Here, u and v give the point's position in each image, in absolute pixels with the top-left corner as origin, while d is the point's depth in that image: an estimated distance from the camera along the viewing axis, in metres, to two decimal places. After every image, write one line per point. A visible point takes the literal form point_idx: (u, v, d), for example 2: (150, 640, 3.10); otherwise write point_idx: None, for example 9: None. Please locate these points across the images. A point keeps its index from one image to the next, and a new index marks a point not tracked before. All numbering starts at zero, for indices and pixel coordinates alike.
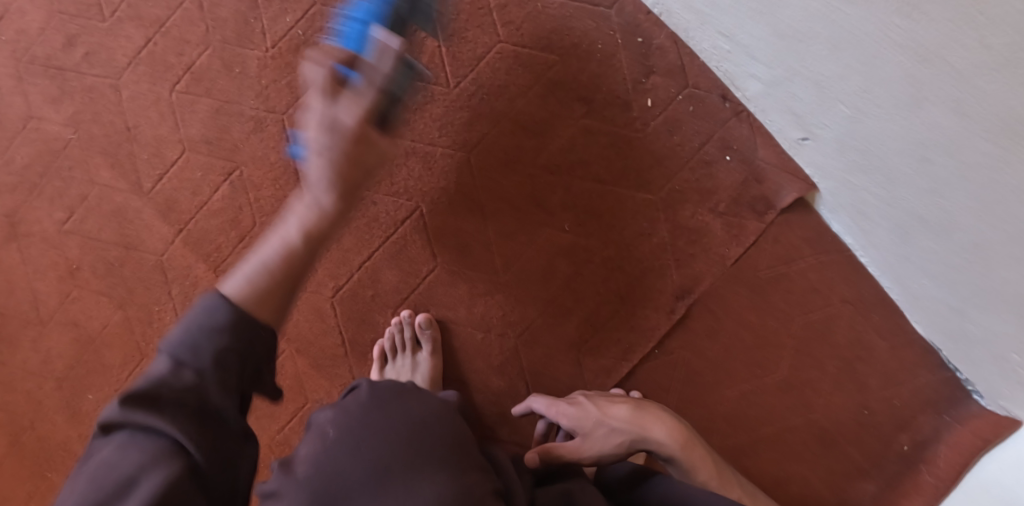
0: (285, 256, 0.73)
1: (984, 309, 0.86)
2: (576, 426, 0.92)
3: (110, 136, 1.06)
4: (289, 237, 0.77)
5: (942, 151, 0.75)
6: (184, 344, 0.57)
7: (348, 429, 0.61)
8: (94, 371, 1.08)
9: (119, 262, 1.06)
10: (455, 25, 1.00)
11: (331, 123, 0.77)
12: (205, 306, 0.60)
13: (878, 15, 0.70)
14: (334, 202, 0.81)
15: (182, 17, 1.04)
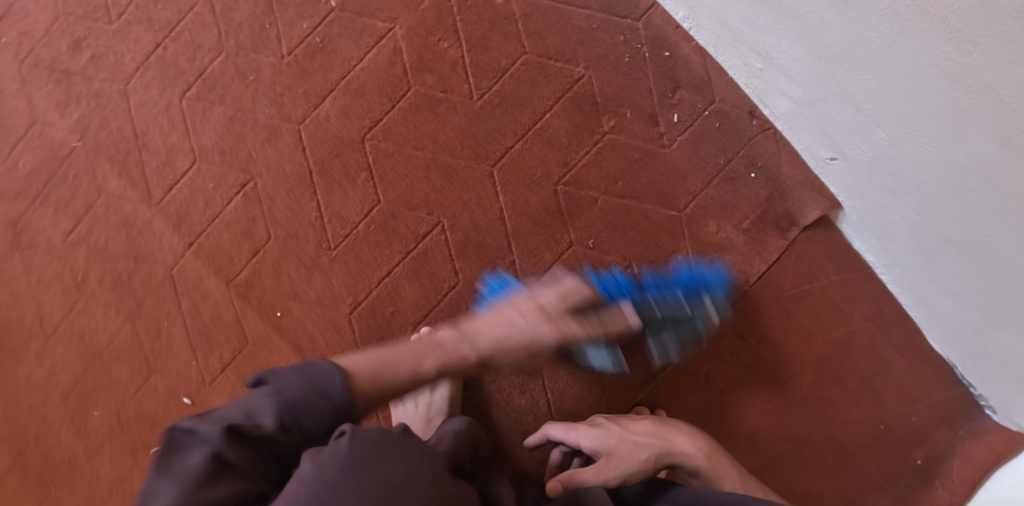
0: (413, 374, 0.73)
1: (1010, 336, 0.85)
2: (598, 445, 0.89)
3: (119, 144, 1.02)
4: (420, 368, 0.74)
5: (983, 182, 0.74)
6: (293, 400, 0.59)
7: (317, 491, 0.54)
8: (101, 386, 1.04)
9: (128, 274, 1.02)
10: (479, 34, 0.98)
11: (510, 327, 0.83)
12: (324, 372, 0.63)
13: (932, 49, 0.69)
14: (481, 356, 0.81)
15: (195, 21, 1.01)
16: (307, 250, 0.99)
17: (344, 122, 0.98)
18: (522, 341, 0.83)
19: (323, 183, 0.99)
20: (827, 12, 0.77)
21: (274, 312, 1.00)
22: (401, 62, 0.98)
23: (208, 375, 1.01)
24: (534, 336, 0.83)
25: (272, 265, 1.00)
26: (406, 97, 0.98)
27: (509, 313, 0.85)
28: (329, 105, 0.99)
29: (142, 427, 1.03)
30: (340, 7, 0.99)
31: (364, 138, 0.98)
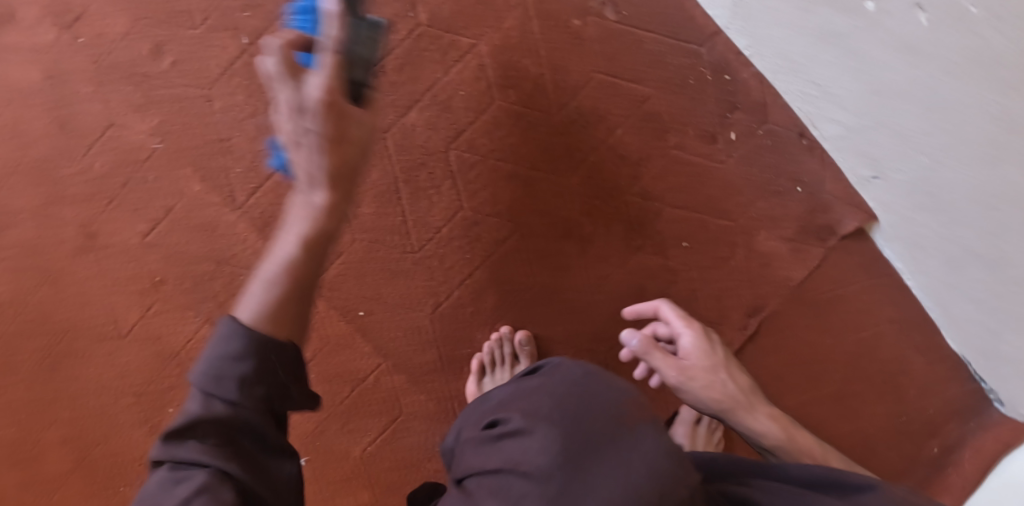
0: (307, 251, 0.61)
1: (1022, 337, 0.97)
2: (691, 351, 0.85)
3: (202, 148, 1.04)
4: (314, 207, 0.61)
5: (1012, 205, 0.86)
6: (206, 373, 0.55)
7: (572, 385, 0.64)
8: (177, 385, 1.06)
9: (209, 276, 1.04)
10: (559, 55, 1.05)
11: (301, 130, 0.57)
12: (218, 330, 0.56)
13: (982, 92, 0.80)
14: (338, 192, 0.61)
15: (282, 29, 1.04)
16: (392, 254, 1.04)
17: (429, 133, 1.04)
18: (301, 148, 0.58)
19: (409, 190, 1.04)
20: (887, 55, 0.87)
21: (357, 312, 1.04)
22: (485, 78, 1.04)
23: None
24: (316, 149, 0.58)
25: (356, 268, 1.04)
26: (489, 111, 1.04)
27: (285, 130, 0.58)
28: (416, 116, 1.04)
29: None
30: (428, 23, 1.03)
31: (449, 149, 1.04)
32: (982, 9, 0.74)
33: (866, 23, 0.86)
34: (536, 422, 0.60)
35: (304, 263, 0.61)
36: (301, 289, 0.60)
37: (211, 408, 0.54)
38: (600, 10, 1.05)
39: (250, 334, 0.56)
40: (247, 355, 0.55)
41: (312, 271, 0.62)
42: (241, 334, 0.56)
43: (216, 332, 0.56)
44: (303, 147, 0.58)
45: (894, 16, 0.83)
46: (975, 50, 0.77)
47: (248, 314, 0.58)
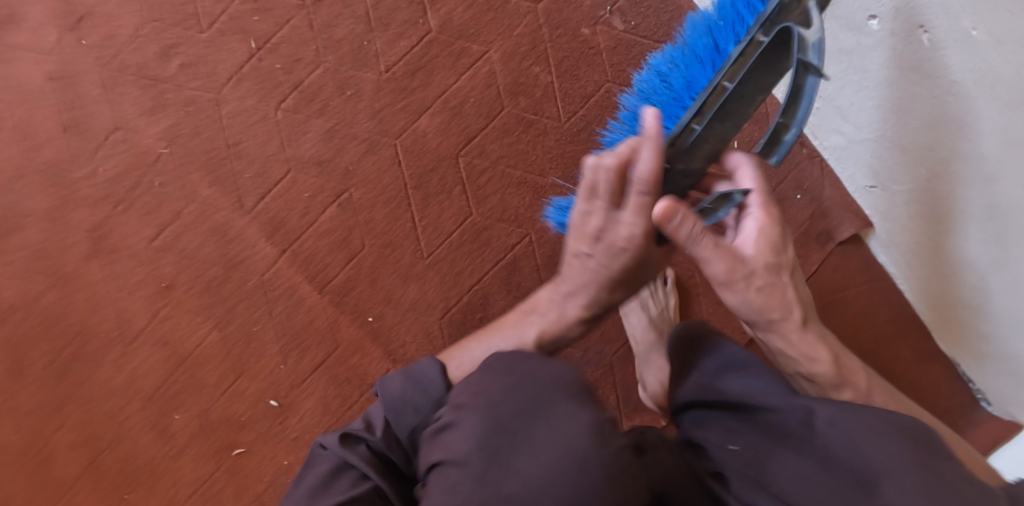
0: (517, 353, 0.76)
1: (1008, 343, 1.01)
2: (751, 234, 0.66)
3: (211, 153, 1.04)
4: (524, 338, 0.76)
5: (1005, 217, 0.89)
6: (395, 399, 0.65)
7: (502, 372, 0.60)
8: (185, 390, 1.05)
9: (218, 281, 1.04)
10: (569, 63, 1.06)
11: (590, 267, 0.71)
12: (423, 370, 0.68)
13: (980, 110, 0.83)
14: (587, 310, 0.76)
15: (293, 34, 1.04)
16: (404, 259, 1.04)
17: (440, 139, 1.04)
18: (591, 268, 0.71)
19: (419, 196, 1.04)
20: (892, 72, 0.90)
21: (367, 317, 1.05)
22: (496, 85, 1.05)
23: (299, 378, 1.05)
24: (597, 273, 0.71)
25: (368, 272, 1.04)
26: (500, 117, 1.05)
27: (574, 245, 0.72)
28: (427, 121, 1.04)
29: (229, 430, 1.05)
30: (439, 29, 1.05)
31: (459, 155, 1.04)
32: (983, 32, 0.78)
33: (871, 42, 0.90)
34: (463, 411, 0.58)
35: (524, 344, 0.76)
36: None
37: (394, 430, 0.64)
38: (608, 19, 1.07)
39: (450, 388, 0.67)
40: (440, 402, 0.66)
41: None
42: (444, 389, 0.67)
43: (418, 368, 0.68)
44: (627, 250, 0.67)
45: (898, 35, 0.86)
46: (975, 70, 0.81)
47: (458, 373, 0.71)
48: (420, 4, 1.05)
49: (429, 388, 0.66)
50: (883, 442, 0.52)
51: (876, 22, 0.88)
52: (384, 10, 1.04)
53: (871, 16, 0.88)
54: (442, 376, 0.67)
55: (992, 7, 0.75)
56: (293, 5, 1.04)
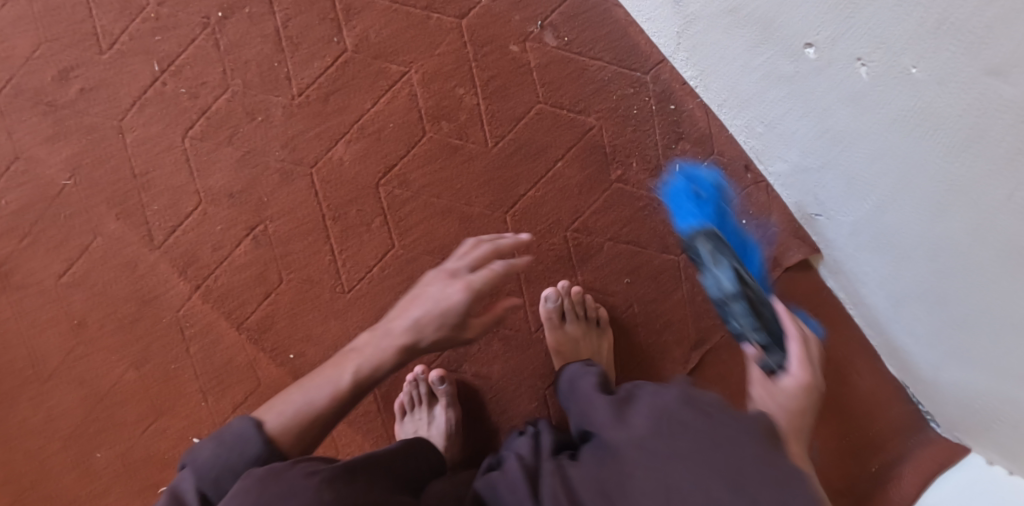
0: (331, 401, 0.67)
1: (957, 374, 0.97)
2: (794, 358, 0.73)
3: (117, 184, 0.98)
4: (339, 381, 0.68)
5: (950, 257, 0.84)
6: (204, 472, 0.61)
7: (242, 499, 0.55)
8: (103, 430, 1.01)
9: (131, 319, 0.99)
10: (496, 82, 0.99)
11: (423, 307, 0.70)
12: (240, 431, 0.63)
13: (922, 150, 0.77)
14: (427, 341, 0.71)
15: (197, 55, 0.97)
16: (323, 294, 0.99)
17: (358, 167, 0.98)
18: (407, 318, 0.71)
19: (338, 228, 0.99)
20: (832, 104, 0.83)
21: (288, 354, 1.00)
22: (417, 109, 0.98)
23: (221, 416, 1.01)
24: (426, 314, 0.70)
25: (286, 309, 1.00)
26: (422, 144, 0.99)
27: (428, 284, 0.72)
28: (343, 149, 0.98)
29: (150, 471, 1.01)
30: (355, 48, 0.97)
31: (379, 185, 0.99)
32: (923, 70, 0.70)
33: (809, 69, 0.82)
34: None
35: (342, 393, 0.68)
36: (322, 420, 0.66)
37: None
38: (539, 34, 0.99)
39: (269, 443, 0.62)
40: (258, 462, 0.61)
41: (331, 418, 0.67)
42: (260, 446, 0.62)
43: (232, 430, 0.63)
44: (465, 278, 0.70)
45: (836, 66, 0.78)
46: (916, 109, 0.74)
47: (274, 424, 0.64)
48: (334, 20, 0.97)
49: (242, 451, 0.61)
50: (689, 445, 0.55)
51: (812, 49, 0.80)
52: (294, 27, 0.97)
53: (807, 44, 0.80)
54: (256, 436, 0.62)
55: (932, 45, 0.67)
56: (197, 23, 0.97)
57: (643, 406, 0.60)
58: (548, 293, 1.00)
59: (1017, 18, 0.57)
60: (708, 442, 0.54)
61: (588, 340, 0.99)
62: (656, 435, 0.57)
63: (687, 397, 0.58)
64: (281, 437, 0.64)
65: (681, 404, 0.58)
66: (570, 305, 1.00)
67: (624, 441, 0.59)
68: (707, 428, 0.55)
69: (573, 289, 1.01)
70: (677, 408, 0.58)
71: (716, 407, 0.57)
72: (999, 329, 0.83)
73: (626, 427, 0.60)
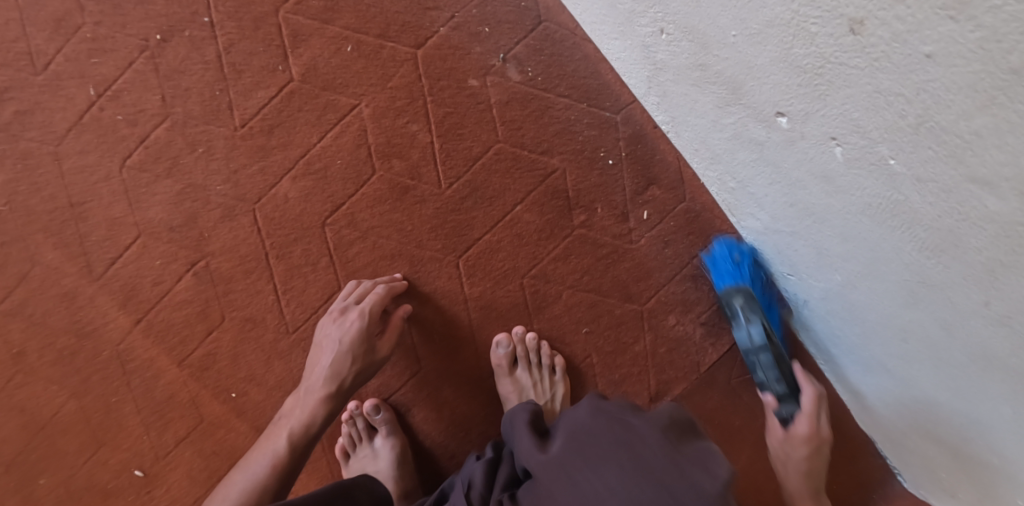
0: (271, 471, 0.82)
1: (924, 443, 0.93)
2: (804, 414, 0.90)
3: (52, 213, 0.94)
4: (277, 447, 0.84)
5: (921, 343, 0.79)
6: None
7: None
8: (46, 457, 1.00)
9: (71, 350, 0.97)
10: (452, 120, 0.93)
11: (326, 346, 0.89)
12: None
13: (893, 238, 0.71)
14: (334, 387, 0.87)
15: (135, 80, 0.91)
16: (266, 335, 0.96)
17: (304, 205, 0.93)
18: (316, 368, 0.88)
19: (282, 268, 0.95)
20: (805, 176, 0.76)
21: (230, 393, 0.98)
22: (367, 145, 0.92)
23: (163, 450, 1.00)
24: (333, 351, 0.88)
25: (229, 348, 0.97)
26: (371, 183, 0.93)
27: (327, 318, 0.91)
28: (288, 185, 0.93)
29: (93, 499, 1.01)
30: (302, 78, 0.91)
31: (325, 224, 0.94)
32: (902, 162, 0.63)
33: (781, 138, 0.75)
34: None
35: (281, 459, 0.84)
36: (270, 487, 0.82)
37: None
38: (501, 68, 0.92)
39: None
40: None
41: (276, 485, 0.82)
42: None
43: None
44: (350, 318, 0.89)
45: (809, 140, 0.71)
46: (893, 200, 0.67)
47: None
48: (281, 46, 0.90)
49: None
50: (615, 473, 0.53)
51: (785, 118, 0.72)
52: (237, 54, 0.90)
53: (780, 112, 0.72)
54: None
55: (911, 141, 0.60)
56: (134, 46, 0.90)
57: (563, 431, 0.62)
58: (500, 340, 0.98)
59: (1007, 136, 0.50)
60: (632, 477, 0.52)
61: (540, 388, 0.98)
62: (572, 454, 0.58)
63: (597, 409, 0.59)
64: None
65: (600, 426, 0.57)
66: (524, 353, 0.98)
67: (553, 473, 0.58)
68: (628, 451, 0.54)
69: (529, 336, 0.98)
70: (595, 428, 0.57)
71: (651, 440, 0.54)
72: (969, 416, 0.79)
73: (550, 455, 0.60)
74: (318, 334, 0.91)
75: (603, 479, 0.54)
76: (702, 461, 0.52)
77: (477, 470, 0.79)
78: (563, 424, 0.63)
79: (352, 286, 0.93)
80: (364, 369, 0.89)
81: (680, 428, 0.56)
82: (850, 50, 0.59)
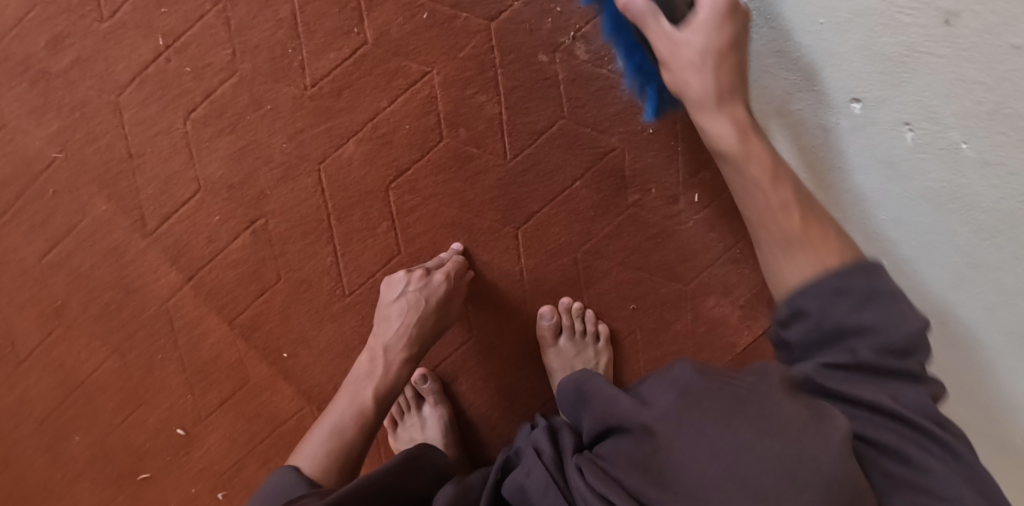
0: (356, 427, 0.84)
1: None
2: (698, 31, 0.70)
3: (109, 164, 0.93)
4: (361, 404, 0.86)
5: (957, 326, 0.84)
6: None
7: None
8: (82, 414, 1.00)
9: (117, 305, 0.96)
10: (520, 95, 0.93)
11: (408, 304, 0.91)
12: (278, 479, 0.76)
13: (950, 223, 0.75)
14: (410, 350, 0.91)
15: (203, 33, 0.90)
16: (319, 297, 0.96)
17: (367, 169, 0.94)
18: (396, 325, 0.91)
19: (341, 230, 0.95)
20: (864, 164, 0.80)
21: (279, 355, 0.98)
22: (435, 112, 0.93)
23: (205, 411, 0.99)
24: (417, 310, 0.90)
25: (280, 309, 0.97)
26: (436, 150, 0.94)
27: (398, 274, 0.93)
28: (353, 148, 0.93)
29: (130, 457, 1.01)
30: (374, 42, 0.91)
31: (389, 188, 0.95)
32: (972, 149, 0.68)
33: (848, 126, 0.78)
34: None
35: (365, 413, 0.86)
36: (355, 444, 0.83)
37: None
38: (570, 46, 0.91)
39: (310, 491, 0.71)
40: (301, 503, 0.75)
41: (360, 440, 0.84)
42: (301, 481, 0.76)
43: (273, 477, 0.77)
44: (432, 282, 0.92)
45: (878, 127, 0.75)
46: (956, 185, 0.72)
47: (308, 466, 0.79)
48: (355, 8, 0.90)
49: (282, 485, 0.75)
50: (745, 426, 0.51)
51: (857, 105, 0.76)
52: (311, 13, 0.90)
53: (852, 99, 0.76)
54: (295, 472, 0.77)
55: (985, 127, 0.66)
56: None
57: (660, 389, 0.58)
58: (543, 312, 1.00)
59: None
60: (761, 431, 0.50)
61: (584, 357, 1.00)
62: (685, 408, 0.54)
63: (704, 372, 0.56)
64: (319, 476, 0.78)
65: (713, 383, 0.54)
66: (568, 322, 1.01)
67: (668, 428, 0.54)
68: (755, 405, 0.51)
69: (574, 306, 1.01)
70: (709, 387, 0.54)
71: (776, 395, 0.52)
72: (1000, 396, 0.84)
73: (655, 408, 0.56)
74: (393, 291, 0.92)
75: (734, 431, 0.51)
76: (819, 417, 0.52)
77: (541, 440, 0.77)
78: (656, 388, 0.58)
79: (432, 258, 0.97)
80: (438, 330, 0.93)
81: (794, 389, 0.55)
82: (940, 40, 0.65)
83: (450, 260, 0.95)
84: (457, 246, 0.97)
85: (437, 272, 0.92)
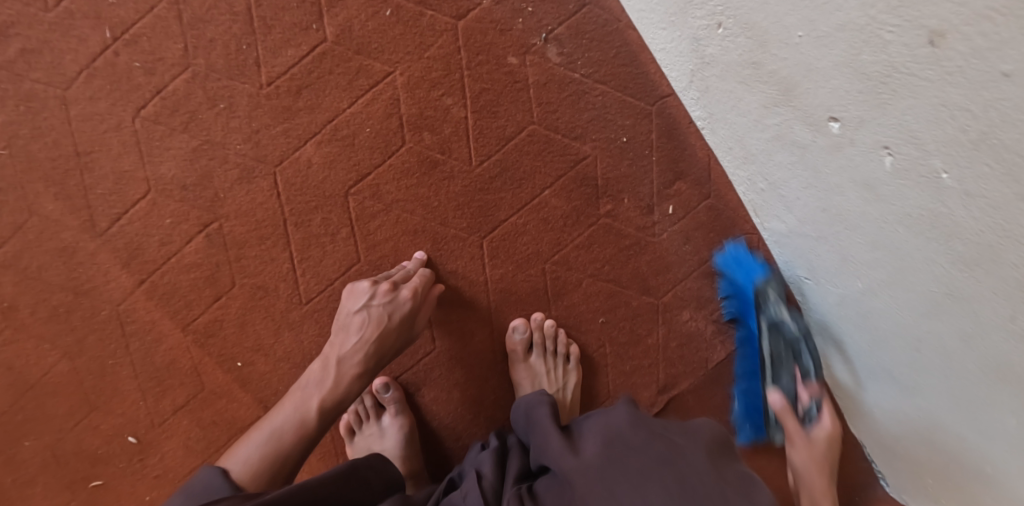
0: (296, 437, 0.82)
1: (920, 450, 0.94)
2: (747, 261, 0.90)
3: (56, 161, 0.88)
4: (306, 412, 0.83)
5: (934, 351, 0.80)
6: None
7: None
8: (31, 419, 0.96)
9: (66, 308, 0.93)
10: (488, 97, 0.90)
11: (369, 318, 0.87)
12: (204, 480, 0.72)
13: (927, 249, 0.71)
14: (366, 364, 0.88)
15: (155, 26, 0.86)
16: (277, 304, 0.93)
17: (327, 172, 0.90)
18: (354, 339, 0.87)
19: (300, 236, 0.91)
20: (846, 183, 0.76)
21: (235, 363, 0.95)
22: (398, 115, 0.89)
23: (159, 417, 0.96)
24: (379, 326, 0.87)
25: (235, 316, 0.93)
26: (399, 154, 0.90)
27: (362, 282, 0.90)
28: (312, 150, 0.89)
29: (81, 464, 0.98)
30: (335, 39, 0.87)
31: (348, 194, 0.91)
32: (952, 178, 0.63)
33: (828, 143, 0.75)
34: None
35: (309, 421, 0.83)
36: (293, 453, 0.81)
37: None
38: (542, 48, 0.89)
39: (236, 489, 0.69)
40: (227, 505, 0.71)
41: (299, 451, 0.82)
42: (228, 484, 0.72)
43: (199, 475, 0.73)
44: (396, 296, 0.88)
45: (857, 147, 0.71)
46: (933, 211, 0.68)
47: (238, 469, 0.76)
48: (316, 3, 0.86)
49: (206, 484, 0.71)
50: (659, 493, 0.52)
51: (835, 124, 0.72)
52: (268, 7, 0.86)
53: (831, 117, 0.72)
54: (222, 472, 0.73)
55: (968, 157, 0.60)
56: None
57: (592, 436, 0.59)
58: (517, 325, 0.97)
59: None
60: (676, 500, 0.51)
61: (553, 376, 0.98)
62: (607, 464, 0.55)
63: (638, 420, 0.58)
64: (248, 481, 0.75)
65: (636, 436, 0.56)
66: (541, 340, 0.98)
67: (586, 480, 0.55)
68: (673, 472, 0.53)
69: (547, 323, 0.98)
70: (635, 445, 0.55)
71: (697, 461, 0.53)
72: (975, 427, 0.80)
73: (580, 458, 0.57)
74: (355, 302, 0.88)
75: (647, 499, 0.52)
76: (744, 488, 0.52)
77: (484, 463, 0.74)
78: (588, 428, 0.61)
79: (399, 264, 0.93)
80: (398, 344, 0.90)
81: (721, 454, 0.55)
82: (923, 62, 0.59)
83: (418, 269, 0.92)
84: (420, 256, 0.93)
85: (401, 286, 0.89)
